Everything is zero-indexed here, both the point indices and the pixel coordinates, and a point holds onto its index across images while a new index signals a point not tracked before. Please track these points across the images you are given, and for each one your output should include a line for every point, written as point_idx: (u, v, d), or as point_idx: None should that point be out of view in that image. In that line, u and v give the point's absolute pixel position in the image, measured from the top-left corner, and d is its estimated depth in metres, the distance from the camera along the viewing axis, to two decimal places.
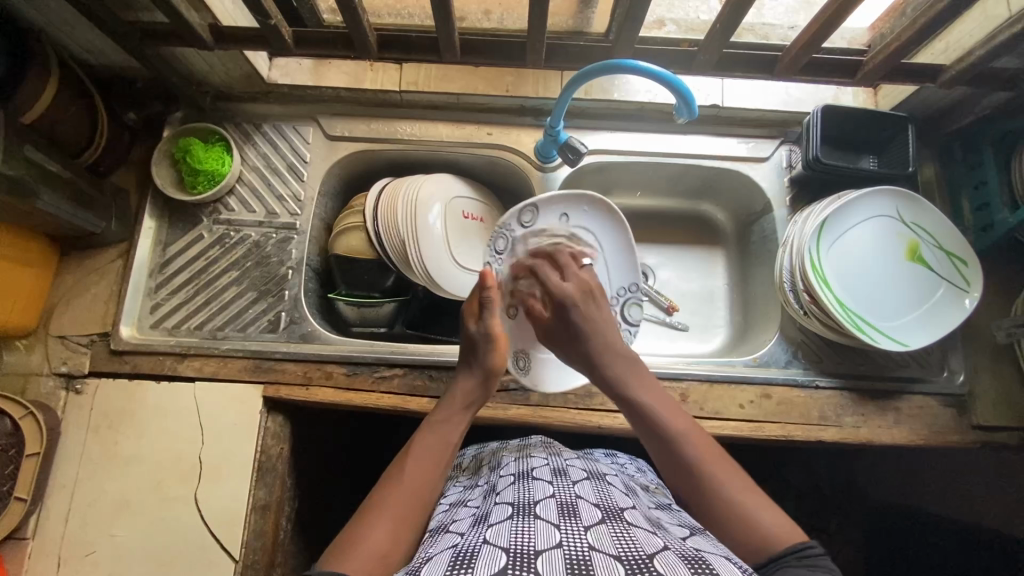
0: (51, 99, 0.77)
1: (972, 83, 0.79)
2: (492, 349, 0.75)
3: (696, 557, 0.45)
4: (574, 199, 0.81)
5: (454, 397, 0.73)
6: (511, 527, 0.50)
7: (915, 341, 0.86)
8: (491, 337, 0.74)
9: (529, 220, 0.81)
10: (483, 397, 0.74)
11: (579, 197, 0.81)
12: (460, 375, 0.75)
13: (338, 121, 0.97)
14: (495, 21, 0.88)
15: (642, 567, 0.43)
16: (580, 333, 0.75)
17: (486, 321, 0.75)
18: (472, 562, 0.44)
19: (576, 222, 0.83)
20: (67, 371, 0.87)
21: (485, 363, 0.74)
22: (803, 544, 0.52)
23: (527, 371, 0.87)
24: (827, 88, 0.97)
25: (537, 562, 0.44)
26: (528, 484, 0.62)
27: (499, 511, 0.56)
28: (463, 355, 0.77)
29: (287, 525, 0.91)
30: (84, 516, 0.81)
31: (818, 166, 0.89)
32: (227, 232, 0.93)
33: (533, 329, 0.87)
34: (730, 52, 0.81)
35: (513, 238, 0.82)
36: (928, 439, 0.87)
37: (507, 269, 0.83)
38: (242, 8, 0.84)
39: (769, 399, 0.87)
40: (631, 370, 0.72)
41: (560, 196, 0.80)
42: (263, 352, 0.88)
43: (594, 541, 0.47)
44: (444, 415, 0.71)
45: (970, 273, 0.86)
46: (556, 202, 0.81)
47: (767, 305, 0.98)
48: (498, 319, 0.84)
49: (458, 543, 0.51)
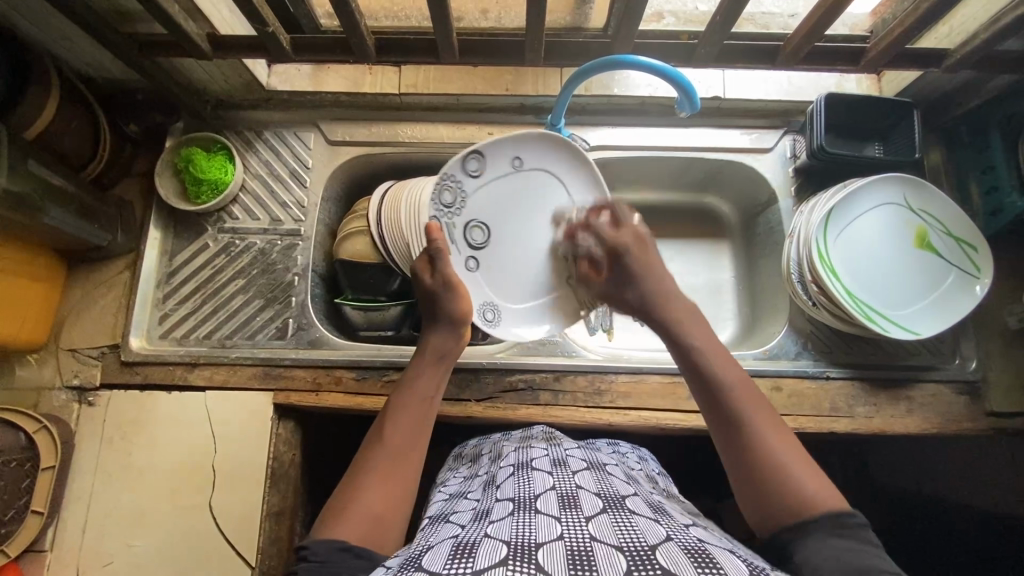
0: (53, 115, 0.78)
1: (978, 66, 0.78)
2: (454, 296, 0.73)
3: (699, 550, 0.44)
4: (521, 138, 0.77)
5: (426, 351, 0.72)
6: (512, 520, 0.50)
7: (927, 329, 0.85)
8: (451, 285, 0.73)
9: (477, 168, 0.77)
10: (456, 350, 0.74)
11: (527, 135, 0.77)
12: (430, 328, 0.74)
13: (339, 126, 0.97)
14: (492, 20, 0.88)
15: (643, 558, 0.43)
16: (642, 277, 0.69)
17: (440, 270, 0.73)
18: (473, 553, 0.44)
19: (530, 162, 0.79)
20: (79, 384, 0.87)
21: (449, 311, 0.73)
22: (842, 509, 0.49)
23: (496, 324, 0.82)
24: (829, 76, 0.96)
25: (538, 553, 0.44)
26: (528, 475, 0.62)
27: (498, 505, 0.56)
28: (428, 310, 0.75)
29: (301, 530, 0.92)
30: (101, 527, 0.82)
31: (822, 155, 0.88)
32: (232, 241, 0.94)
33: (496, 277, 0.82)
34: (730, 44, 0.81)
35: (463, 190, 0.77)
36: (941, 427, 0.86)
37: (460, 222, 0.79)
38: (239, 16, 0.84)
39: (780, 391, 0.87)
40: (678, 308, 0.67)
41: (507, 138, 0.76)
42: (271, 359, 0.89)
43: (594, 532, 0.47)
44: (417, 371, 0.70)
45: (979, 259, 0.85)
46: (503, 144, 0.76)
47: (775, 297, 0.98)
48: (457, 272, 0.79)
49: (459, 535, 0.51)
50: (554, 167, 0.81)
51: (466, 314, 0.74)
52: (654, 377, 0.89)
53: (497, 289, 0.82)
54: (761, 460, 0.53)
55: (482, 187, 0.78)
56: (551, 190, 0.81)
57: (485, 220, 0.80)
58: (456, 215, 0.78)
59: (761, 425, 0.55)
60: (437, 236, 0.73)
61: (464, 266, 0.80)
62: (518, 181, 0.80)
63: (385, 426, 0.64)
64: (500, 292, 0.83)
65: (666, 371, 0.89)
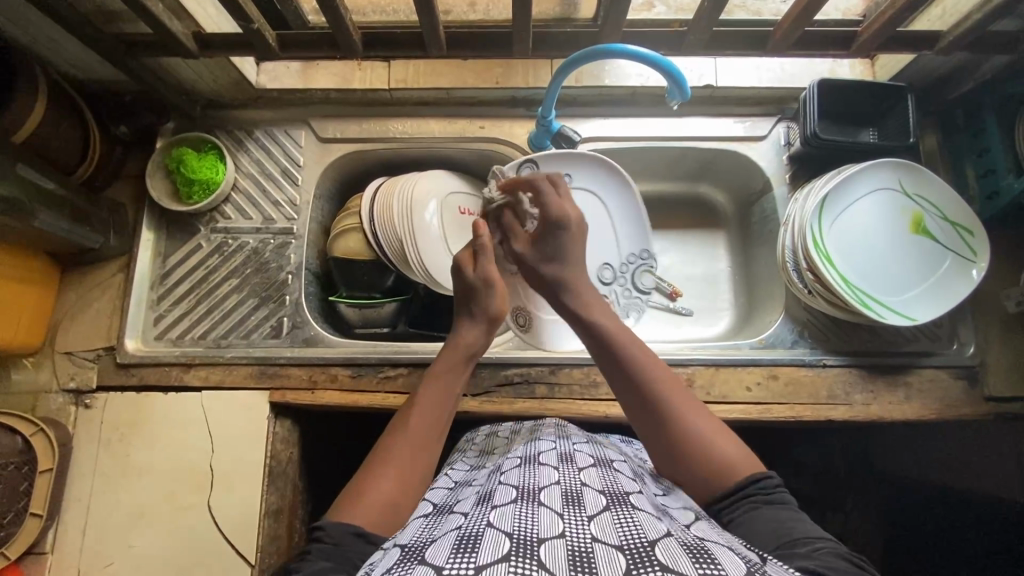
0: (41, 119, 0.77)
1: (971, 47, 0.77)
2: (492, 292, 0.72)
3: (699, 547, 0.44)
4: (575, 159, 0.90)
5: (457, 346, 0.71)
6: (515, 511, 0.50)
7: (924, 314, 0.84)
8: (490, 282, 0.72)
9: (530, 175, 0.87)
10: (485, 346, 0.73)
11: (580, 156, 0.90)
12: (464, 324, 0.73)
13: (329, 123, 0.96)
14: (481, 13, 0.88)
15: (643, 555, 0.43)
16: (559, 257, 0.73)
17: (482, 265, 0.73)
18: (476, 546, 0.44)
19: (579, 183, 0.92)
20: (75, 387, 0.87)
21: (488, 308, 0.72)
22: (760, 475, 0.55)
23: (528, 329, 0.92)
24: (822, 62, 0.95)
25: (540, 549, 0.43)
26: (534, 469, 0.61)
27: (502, 494, 0.56)
28: (462, 303, 0.74)
29: (300, 527, 0.92)
30: (100, 529, 0.82)
31: (816, 142, 0.87)
32: (225, 240, 0.93)
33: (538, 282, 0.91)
34: (721, 31, 0.80)
35: None
36: (939, 413, 0.85)
37: None
38: (224, 14, 0.83)
39: (777, 379, 0.87)
40: (590, 295, 0.72)
41: (563, 156, 0.89)
42: (266, 357, 0.88)
43: (596, 531, 0.47)
44: (444, 364, 0.70)
45: (975, 243, 0.84)
46: (556, 161, 0.90)
47: (771, 285, 0.97)
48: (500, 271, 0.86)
49: (462, 526, 0.50)
50: (605, 194, 0.94)
51: (503, 310, 0.73)
52: None
53: (534, 301, 0.92)
54: (676, 443, 0.58)
55: None
56: (592, 210, 0.95)
57: None
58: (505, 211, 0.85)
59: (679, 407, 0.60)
60: (483, 231, 0.75)
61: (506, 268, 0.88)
62: None
63: (408, 416, 0.64)
64: (535, 302, 0.92)
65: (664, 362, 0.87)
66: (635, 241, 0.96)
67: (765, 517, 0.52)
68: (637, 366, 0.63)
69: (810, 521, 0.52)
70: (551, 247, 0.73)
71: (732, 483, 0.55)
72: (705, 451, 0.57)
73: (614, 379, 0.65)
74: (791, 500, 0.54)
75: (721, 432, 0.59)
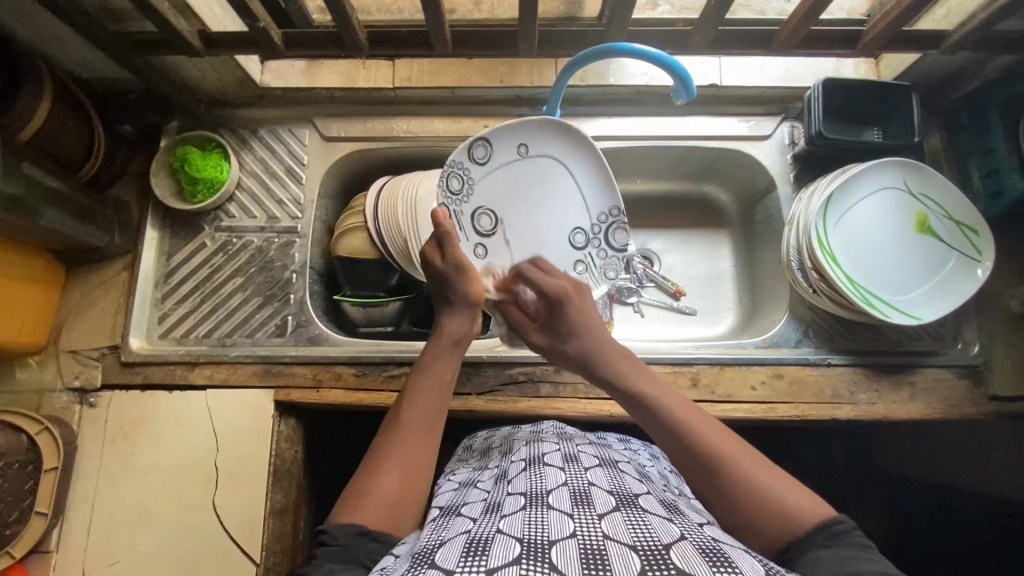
0: (47, 117, 0.77)
1: (976, 48, 0.77)
2: (465, 279, 0.72)
3: (714, 549, 0.44)
4: (531, 126, 0.80)
5: (443, 336, 0.71)
6: (524, 516, 0.50)
7: (928, 314, 0.84)
8: (462, 267, 0.71)
9: (483, 154, 0.79)
10: (471, 332, 0.73)
11: (537, 123, 0.80)
12: (446, 314, 0.73)
13: (334, 122, 0.96)
14: (486, 12, 0.88)
15: (658, 556, 0.43)
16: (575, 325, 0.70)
17: (449, 252, 0.71)
18: (487, 550, 0.44)
19: (536, 149, 0.82)
20: (80, 386, 0.87)
21: (464, 293, 0.72)
22: (831, 518, 0.50)
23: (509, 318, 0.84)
24: (826, 61, 0.95)
25: (551, 551, 0.43)
26: (540, 470, 0.62)
27: (510, 499, 0.56)
28: (440, 296, 0.74)
29: (304, 526, 0.92)
30: (105, 527, 0.82)
31: (820, 141, 0.87)
32: (229, 239, 0.93)
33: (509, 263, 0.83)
34: (726, 30, 0.80)
35: (470, 176, 0.79)
36: (944, 412, 0.86)
37: (469, 208, 0.80)
38: (229, 12, 0.83)
39: (781, 378, 0.87)
40: (618, 355, 0.68)
41: (517, 126, 0.79)
42: (271, 356, 0.88)
43: (608, 530, 0.47)
44: (432, 356, 0.69)
45: (981, 242, 0.84)
46: (510, 131, 0.79)
47: (773, 284, 0.98)
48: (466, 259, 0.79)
49: (471, 530, 0.50)
50: (567, 157, 0.84)
51: (480, 294, 0.73)
52: (656, 367, 0.87)
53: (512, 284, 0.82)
54: (743, 502, 0.52)
55: (490, 174, 0.81)
56: (556, 174, 0.85)
57: (493, 208, 0.82)
58: (464, 202, 0.79)
59: (738, 461, 0.54)
60: (444, 220, 0.72)
61: (472, 253, 0.80)
62: (523, 165, 0.82)
63: (403, 411, 0.63)
64: None
65: (669, 361, 0.87)
66: (603, 199, 0.85)
67: (832, 556, 0.46)
68: (685, 423, 0.58)
69: (886, 562, 0.46)
70: (559, 320, 0.71)
71: (810, 532, 0.49)
72: (773, 505, 0.51)
73: (663, 443, 0.60)
74: (871, 544, 0.48)
75: (781, 476, 0.53)
